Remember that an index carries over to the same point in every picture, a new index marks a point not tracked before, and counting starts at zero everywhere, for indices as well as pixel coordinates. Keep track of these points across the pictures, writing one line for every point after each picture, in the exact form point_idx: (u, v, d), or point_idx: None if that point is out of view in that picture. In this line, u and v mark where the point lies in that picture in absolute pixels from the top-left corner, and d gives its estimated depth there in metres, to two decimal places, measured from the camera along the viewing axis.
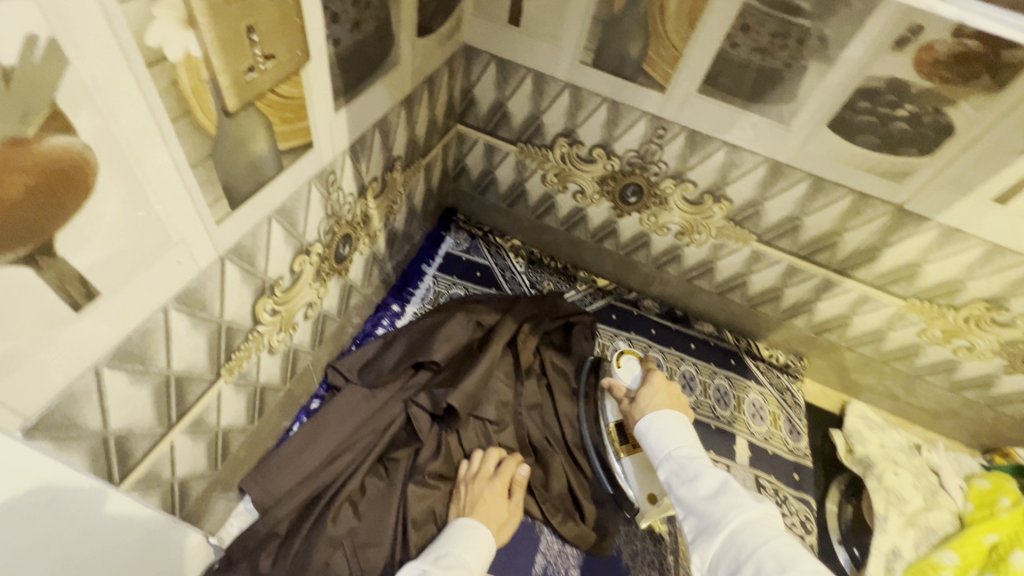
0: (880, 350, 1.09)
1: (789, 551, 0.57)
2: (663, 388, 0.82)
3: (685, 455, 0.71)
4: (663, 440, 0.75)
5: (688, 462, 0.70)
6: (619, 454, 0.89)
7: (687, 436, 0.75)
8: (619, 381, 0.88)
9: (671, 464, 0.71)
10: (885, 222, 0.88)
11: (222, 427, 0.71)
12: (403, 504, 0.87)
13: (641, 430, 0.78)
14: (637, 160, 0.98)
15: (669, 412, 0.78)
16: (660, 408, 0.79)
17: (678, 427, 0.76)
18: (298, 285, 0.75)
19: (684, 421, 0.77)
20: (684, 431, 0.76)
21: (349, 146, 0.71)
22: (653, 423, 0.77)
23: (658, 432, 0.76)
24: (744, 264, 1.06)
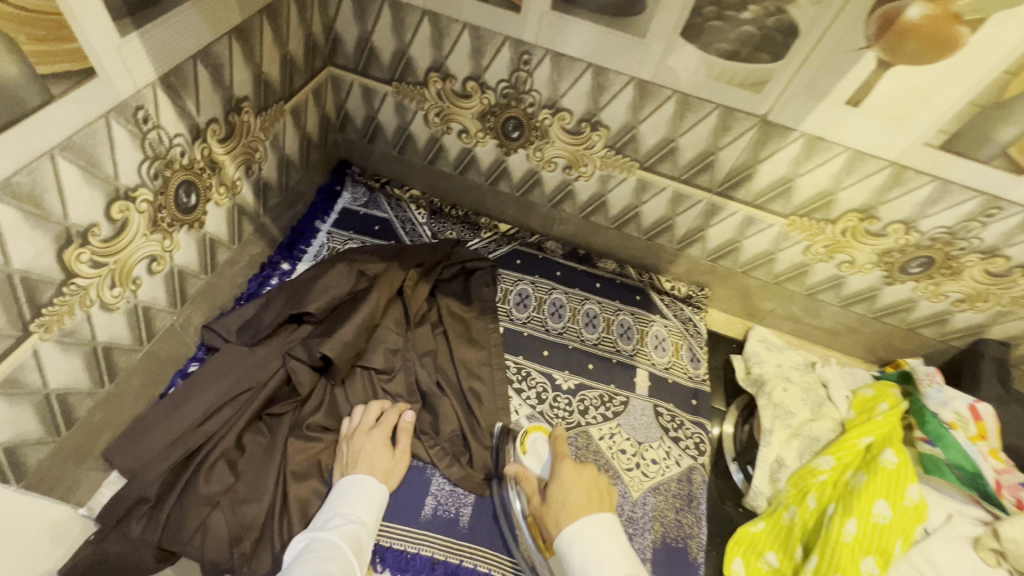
0: (773, 273, 1.10)
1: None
2: (575, 483, 0.78)
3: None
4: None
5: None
6: (545, 554, 0.79)
7: (618, 563, 0.67)
8: (526, 470, 0.85)
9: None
10: (753, 136, 0.87)
11: (53, 390, 0.67)
12: (284, 460, 0.85)
13: (568, 558, 0.70)
14: (511, 92, 0.95)
15: (593, 529, 0.71)
16: (583, 525, 0.71)
17: (608, 554, 0.68)
18: (126, 235, 0.70)
19: (607, 537, 0.70)
20: (616, 558, 0.68)
21: (159, 79, 0.66)
22: (575, 543, 0.70)
23: (586, 564, 0.68)
24: (633, 195, 1.05)
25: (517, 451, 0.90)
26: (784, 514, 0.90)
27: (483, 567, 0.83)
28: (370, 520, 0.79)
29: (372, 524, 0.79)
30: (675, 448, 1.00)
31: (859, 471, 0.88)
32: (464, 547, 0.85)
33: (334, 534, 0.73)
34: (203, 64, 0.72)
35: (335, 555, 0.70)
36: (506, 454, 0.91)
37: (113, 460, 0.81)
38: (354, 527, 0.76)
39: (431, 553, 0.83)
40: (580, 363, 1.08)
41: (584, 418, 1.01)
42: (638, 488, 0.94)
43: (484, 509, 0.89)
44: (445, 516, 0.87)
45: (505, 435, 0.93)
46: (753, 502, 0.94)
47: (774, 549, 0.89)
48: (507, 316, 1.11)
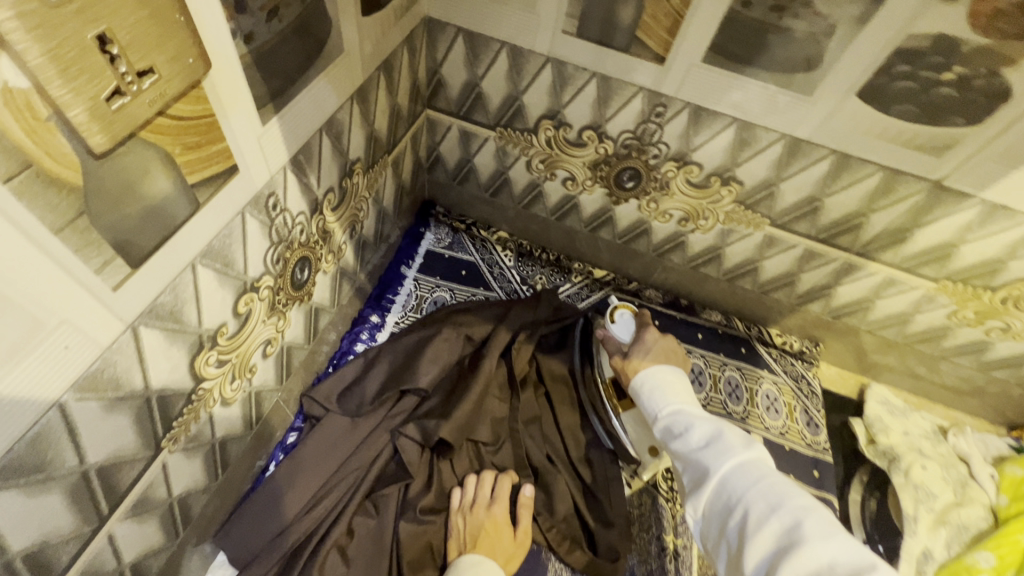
0: (904, 333, 1.00)
1: (780, 487, 0.53)
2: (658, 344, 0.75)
3: (678, 410, 0.65)
4: (655, 399, 0.67)
5: (680, 414, 0.64)
6: (618, 409, 0.85)
7: (680, 391, 0.68)
8: (611, 335, 0.83)
9: (664, 421, 0.65)
10: (919, 201, 0.77)
11: (176, 496, 0.62)
12: (396, 544, 0.79)
13: (635, 389, 0.71)
14: (634, 143, 0.86)
15: (663, 369, 0.70)
16: (656, 368, 0.70)
17: (671, 381, 0.68)
18: (248, 327, 0.64)
19: (679, 380, 0.69)
20: (679, 386, 0.68)
21: (290, 160, 0.59)
22: (645, 384, 0.69)
23: (651, 391, 0.68)
24: (755, 250, 0.96)
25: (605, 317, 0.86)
26: None
27: None
28: None
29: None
30: None
31: None
32: None
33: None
34: (327, 134, 0.65)
35: None
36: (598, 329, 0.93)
37: (222, 547, 0.76)
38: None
39: None
40: None
41: None
42: None
43: None
44: None
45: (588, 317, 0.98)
46: None
47: None
48: None
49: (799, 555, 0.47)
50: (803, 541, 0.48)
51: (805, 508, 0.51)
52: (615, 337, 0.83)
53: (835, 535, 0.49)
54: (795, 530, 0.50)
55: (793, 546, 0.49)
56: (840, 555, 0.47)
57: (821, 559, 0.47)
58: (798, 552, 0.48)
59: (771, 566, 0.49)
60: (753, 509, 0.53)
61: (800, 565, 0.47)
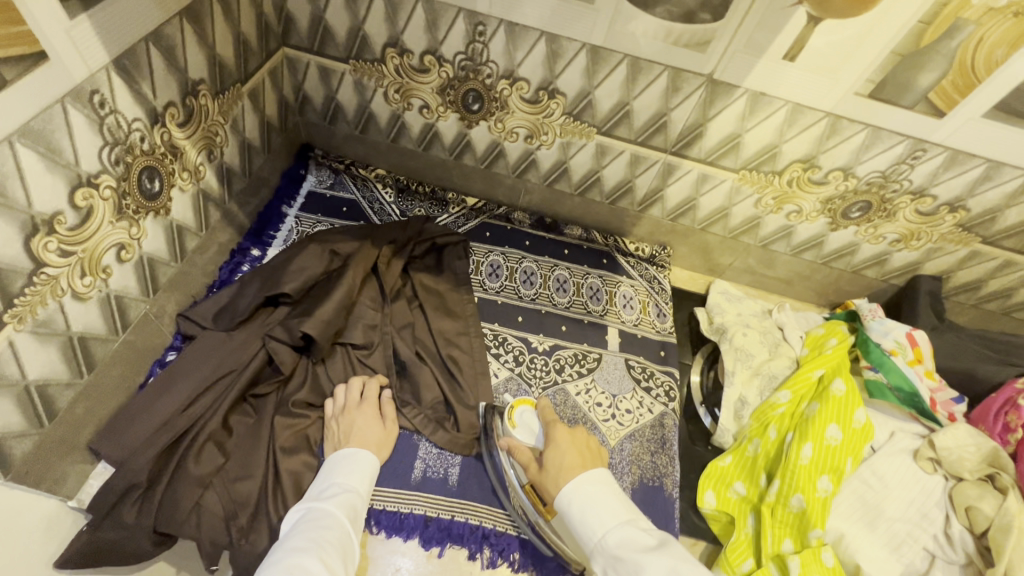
0: (729, 227, 1.16)
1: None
2: (568, 445, 0.81)
3: (619, 545, 0.68)
4: (595, 535, 0.70)
5: (624, 551, 0.67)
6: (546, 515, 0.83)
7: (616, 514, 0.71)
8: (518, 443, 0.87)
9: (610, 563, 0.68)
10: (702, 94, 0.91)
11: (32, 381, 0.68)
12: (272, 436, 0.88)
13: (572, 520, 0.74)
14: (469, 64, 0.96)
15: (586, 488, 0.74)
16: (580, 485, 0.75)
17: (603, 507, 0.72)
18: (93, 222, 0.69)
19: (609, 496, 0.73)
20: (612, 508, 0.72)
21: (113, 62, 0.66)
22: (573, 500, 0.73)
23: (585, 518, 0.72)
24: (593, 160, 1.09)
25: (506, 423, 0.90)
26: (748, 446, 0.98)
27: (475, 519, 0.88)
28: (363, 489, 0.81)
29: (366, 492, 0.81)
30: (647, 397, 1.06)
31: (812, 401, 0.96)
32: (455, 503, 0.89)
33: (331, 503, 0.76)
34: (156, 46, 0.71)
35: (331, 524, 0.72)
36: (495, 428, 0.93)
37: (98, 450, 0.81)
38: (350, 496, 0.78)
39: (424, 511, 0.87)
40: (554, 326, 1.13)
41: (559, 376, 1.06)
42: (614, 436, 1.00)
43: (472, 466, 0.93)
44: (434, 477, 0.91)
45: (490, 411, 0.96)
46: (721, 439, 1.02)
47: (742, 479, 0.97)
48: (481, 287, 1.14)
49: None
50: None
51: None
52: (522, 445, 0.86)
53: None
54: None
55: None
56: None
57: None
58: None
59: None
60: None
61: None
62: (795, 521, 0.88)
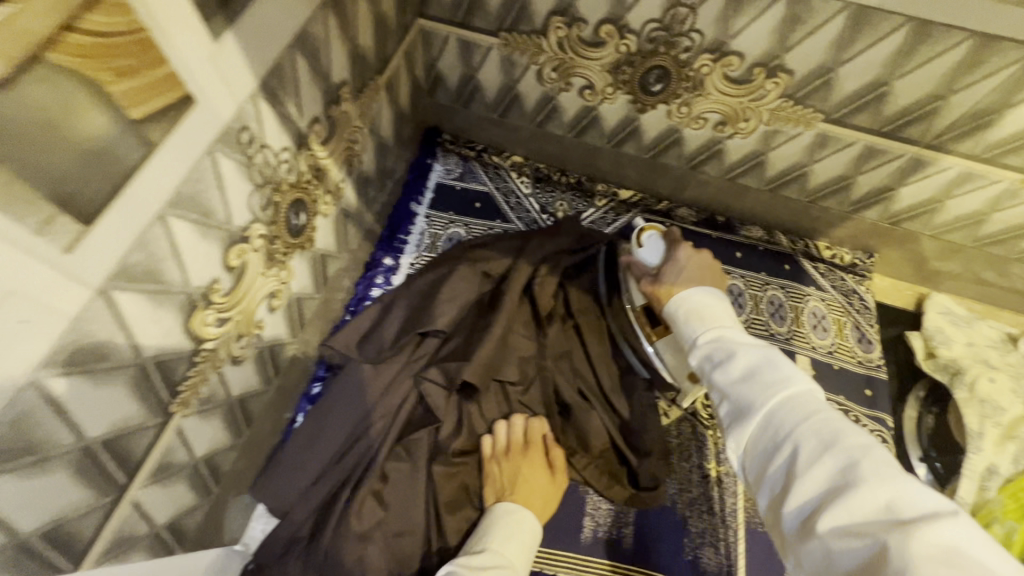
0: (974, 235, 0.89)
1: (838, 421, 0.42)
2: (689, 264, 0.68)
3: (720, 334, 0.54)
4: (694, 323, 0.57)
5: (721, 342, 0.53)
6: (653, 338, 0.80)
7: (720, 317, 0.57)
8: (637, 261, 0.76)
9: (702, 347, 0.54)
10: (1013, 73, 0.64)
11: (200, 457, 0.61)
12: (431, 488, 0.79)
13: (672, 315, 0.61)
14: (662, 35, 0.73)
15: (701, 293, 0.60)
16: (689, 293, 0.61)
17: (716, 312, 0.58)
18: (246, 281, 0.58)
19: (722, 303, 0.59)
20: (722, 315, 0.57)
21: (260, 86, 0.51)
22: (681, 305, 0.60)
23: (692, 318, 0.58)
24: (804, 152, 0.84)
25: (630, 241, 0.78)
26: (996, 529, 0.76)
27: None
28: (519, 565, 0.68)
29: (520, 568, 0.68)
30: None
31: None
32: (633, 571, 0.78)
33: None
34: (301, 54, 0.56)
35: None
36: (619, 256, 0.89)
37: (260, 498, 0.77)
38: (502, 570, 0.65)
39: None
40: None
41: None
42: None
43: (647, 528, 0.81)
44: (606, 539, 0.80)
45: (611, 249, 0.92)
46: None
47: None
48: None
49: (859, 498, 0.37)
50: (862, 483, 0.37)
51: (865, 447, 0.39)
52: (642, 261, 0.76)
53: (903, 477, 0.38)
54: (849, 467, 0.39)
55: (854, 485, 0.38)
56: (917, 501, 0.36)
57: (890, 491, 0.37)
58: (853, 493, 0.37)
59: (821, 503, 0.39)
60: (801, 445, 0.41)
61: (856, 510, 0.37)
62: None
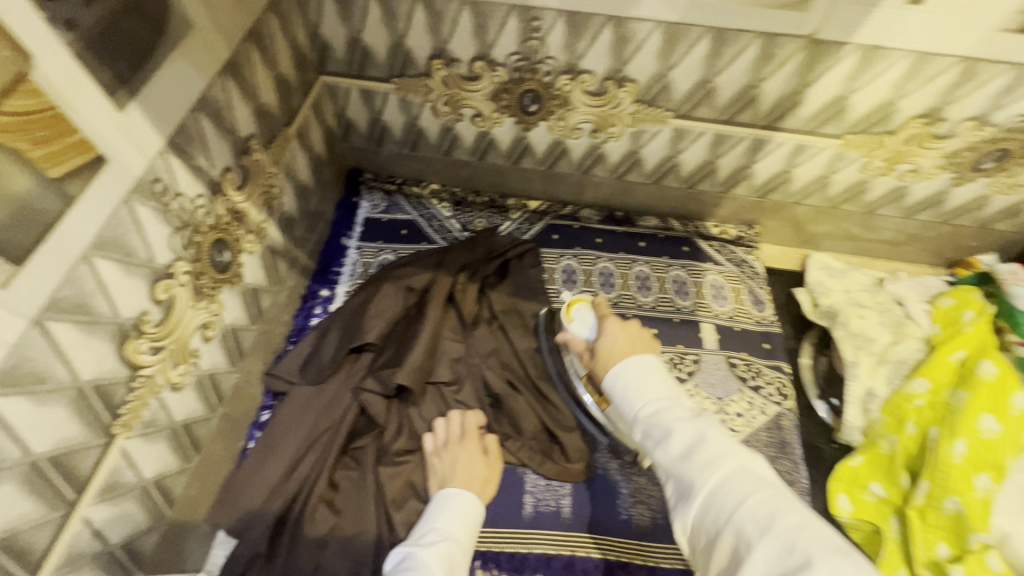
0: (827, 197, 1.03)
1: (770, 504, 0.49)
2: (619, 335, 0.73)
3: (656, 411, 0.61)
4: (633, 400, 0.63)
5: (658, 418, 0.60)
6: (603, 406, 0.85)
7: (657, 388, 0.63)
8: (573, 336, 0.83)
9: (645, 427, 0.60)
10: (801, 59, 0.79)
11: (149, 480, 0.67)
12: (378, 488, 0.85)
13: (612, 388, 0.67)
14: (524, 64, 0.87)
15: (635, 363, 0.66)
16: (627, 362, 0.67)
17: (649, 381, 0.64)
18: (176, 313, 0.66)
19: (654, 371, 0.65)
20: (658, 383, 0.64)
21: (167, 143, 0.60)
22: (619, 379, 0.66)
23: (627, 391, 0.64)
24: (669, 146, 0.97)
25: (564, 319, 0.86)
26: (882, 444, 0.89)
27: (595, 553, 0.84)
28: (464, 538, 0.74)
29: (466, 540, 0.74)
30: (757, 397, 0.98)
31: (957, 389, 0.86)
32: (572, 537, 0.85)
33: (428, 552, 0.69)
34: (204, 114, 0.66)
35: None
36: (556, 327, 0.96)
37: (217, 523, 0.81)
38: (447, 545, 0.71)
39: (542, 548, 0.84)
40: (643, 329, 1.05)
41: None
42: None
43: (583, 496, 0.89)
44: (546, 511, 0.87)
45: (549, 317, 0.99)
46: (848, 438, 0.93)
47: (878, 480, 0.88)
48: (559, 297, 1.07)
49: None
50: (796, 568, 0.44)
51: (797, 529, 0.46)
52: (578, 336, 0.82)
53: (830, 556, 0.43)
54: (784, 550, 0.45)
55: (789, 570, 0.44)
56: None
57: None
58: None
59: None
60: (740, 531, 0.48)
61: None
62: (950, 524, 0.79)
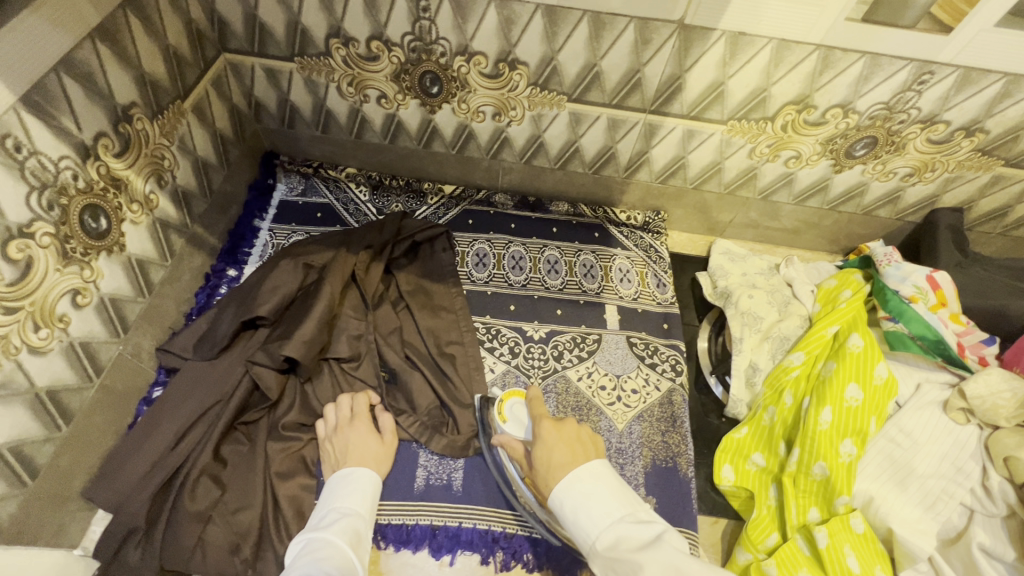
0: (723, 184, 1.08)
1: None
2: (554, 439, 0.72)
3: (615, 540, 0.61)
4: (587, 531, 0.63)
5: (620, 552, 0.59)
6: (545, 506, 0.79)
7: (607, 511, 0.63)
8: (509, 437, 0.82)
9: (610, 561, 0.60)
10: (675, 44, 0.83)
11: (4, 444, 0.66)
12: (267, 462, 0.85)
13: (563, 516, 0.65)
14: (418, 45, 0.89)
15: (577, 482, 0.65)
16: (569, 481, 0.66)
17: (597, 505, 0.63)
18: (36, 274, 0.66)
19: (600, 490, 0.64)
20: (606, 503, 0.63)
21: (20, 100, 0.60)
22: (566, 502, 0.65)
23: (579, 520, 0.63)
24: (569, 131, 1.01)
25: (497, 419, 0.86)
26: (764, 416, 0.93)
27: (483, 524, 0.85)
28: (364, 509, 0.77)
29: (366, 511, 0.77)
30: (653, 374, 1.01)
31: (829, 360, 0.91)
32: (460, 509, 0.86)
33: (330, 531, 0.71)
34: (69, 75, 0.66)
35: (333, 553, 0.68)
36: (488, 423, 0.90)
37: (93, 498, 0.79)
38: (349, 519, 0.74)
39: (430, 521, 0.85)
40: (549, 310, 1.07)
41: (559, 362, 1.01)
42: (622, 419, 0.95)
43: (475, 469, 0.90)
44: (438, 484, 0.88)
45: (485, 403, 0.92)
46: (734, 411, 0.97)
47: (760, 450, 0.92)
48: (468, 279, 1.09)
49: None
50: None
51: None
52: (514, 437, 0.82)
53: None
54: None
55: None
56: None
57: None
58: None
59: None
60: None
61: None
62: (820, 489, 0.83)
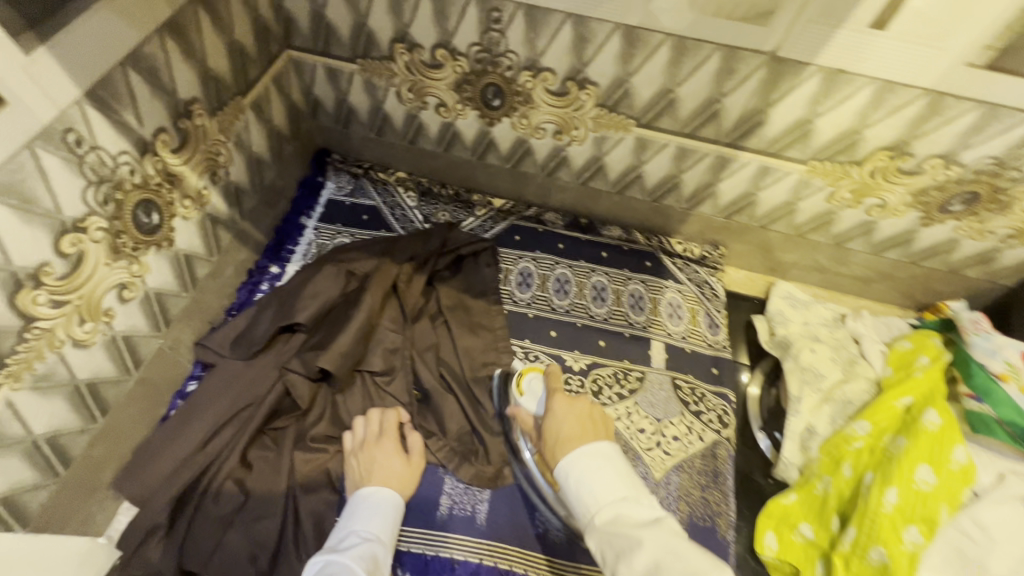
0: (793, 225, 1.00)
1: None
2: (567, 414, 0.66)
3: (616, 515, 0.54)
4: (587, 502, 0.56)
5: (619, 528, 0.53)
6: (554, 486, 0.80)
7: (612, 486, 0.56)
8: (523, 411, 0.80)
9: (603, 534, 0.53)
10: (763, 76, 0.76)
11: (39, 435, 0.66)
12: (292, 473, 0.83)
13: (563, 481, 0.59)
14: (485, 56, 0.85)
15: (587, 454, 0.59)
16: (579, 451, 0.60)
17: (604, 476, 0.57)
18: (85, 269, 0.65)
19: (608, 463, 0.58)
20: (613, 478, 0.57)
21: (85, 95, 0.59)
22: (570, 471, 0.58)
23: (581, 488, 0.57)
24: (632, 156, 0.95)
25: (515, 391, 0.83)
26: (817, 485, 0.86)
27: (504, 564, 0.81)
28: (385, 537, 0.74)
29: (387, 539, 0.74)
30: (697, 422, 0.95)
31: (898, 435, 0.82)
32: (482, 544, 0.82)
33: (348, 555, 0.68)
34: (135, 70, 0.65)
35: None
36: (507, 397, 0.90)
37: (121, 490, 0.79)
38: (369, 546, 0.71)
39: (450, 553, 0.81)
40: (591, 340, 1.01)
41: (598, 399, 0.95)
42: (660, 468, 0.89)
43: (500, 503, 0.86)
44: (461, 515, 0.84)
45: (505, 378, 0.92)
46: (784, 474, 0.90)
47: (809, 521, 0.85)
48: (510, 299, 1.04)
49: None
50: None
51: None
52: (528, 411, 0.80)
53: None
54: None
55: None
56: None
57: None
58: None
59: None
60: None
61: None
62: None
